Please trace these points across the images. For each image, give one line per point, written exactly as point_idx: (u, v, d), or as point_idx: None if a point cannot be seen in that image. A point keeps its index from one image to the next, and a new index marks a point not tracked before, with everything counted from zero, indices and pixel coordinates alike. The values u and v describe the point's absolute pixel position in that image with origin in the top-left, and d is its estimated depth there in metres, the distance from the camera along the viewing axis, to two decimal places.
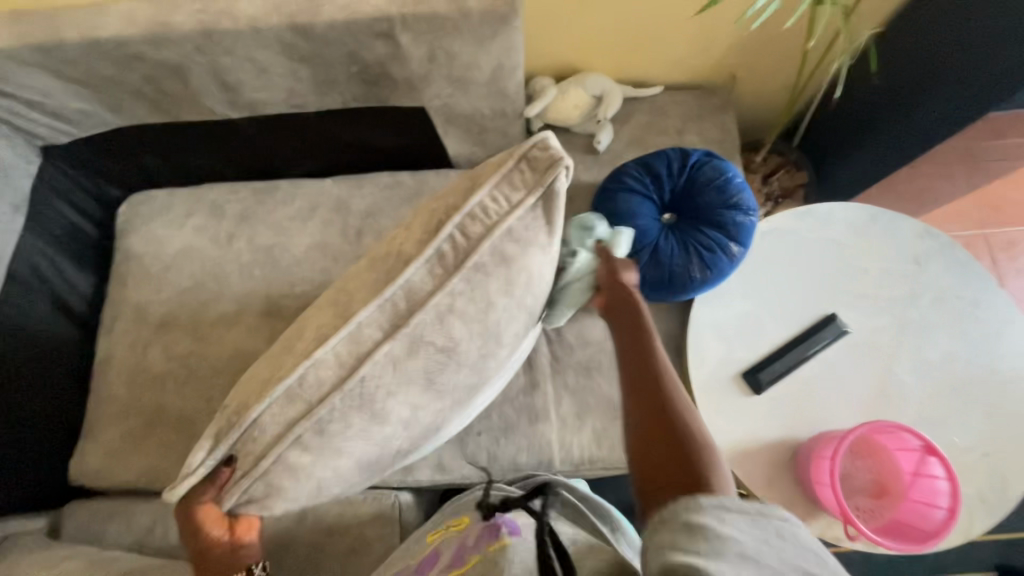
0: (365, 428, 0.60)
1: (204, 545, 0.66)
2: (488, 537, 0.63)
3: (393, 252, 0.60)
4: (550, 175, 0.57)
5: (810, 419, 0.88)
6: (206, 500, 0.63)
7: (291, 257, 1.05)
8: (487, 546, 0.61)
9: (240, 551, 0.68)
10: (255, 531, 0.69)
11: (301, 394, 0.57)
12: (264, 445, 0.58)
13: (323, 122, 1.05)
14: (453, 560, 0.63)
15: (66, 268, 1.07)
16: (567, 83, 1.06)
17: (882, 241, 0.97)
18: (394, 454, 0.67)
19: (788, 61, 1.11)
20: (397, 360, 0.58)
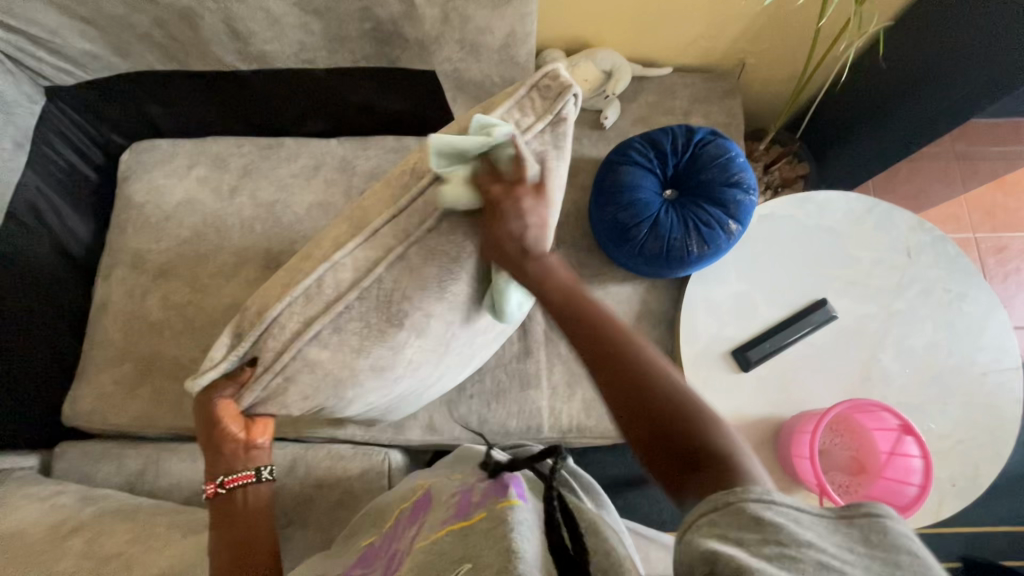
0: (383, 332, 0.66)
1: (220, 443, 0.73)
2: (491, 494, 0.56)
3: (407, 170, 0.66)
4: (561, 99, 0.64)
5: (793, 397, 0.91)
6: (225, 395, 0.69)
7: (293, 214, 1.06)
8: (492, 503, 0.54)
9: (252, 451, 0.75)
10: (268, 436, 0.77)
11: (319, 297, 0.63)
12: (283, 345, 0.64)
13: (331, 80, 1.04)
14: (454, 513, 0.56)
15: (66, 212, 1.07)
16: (578, 57, 1.06)
17: (876, 231, 0.99)
18: (409, 364, 0.71)
19: (798, 49, 1.11)
20: (415, 267, 0.64)
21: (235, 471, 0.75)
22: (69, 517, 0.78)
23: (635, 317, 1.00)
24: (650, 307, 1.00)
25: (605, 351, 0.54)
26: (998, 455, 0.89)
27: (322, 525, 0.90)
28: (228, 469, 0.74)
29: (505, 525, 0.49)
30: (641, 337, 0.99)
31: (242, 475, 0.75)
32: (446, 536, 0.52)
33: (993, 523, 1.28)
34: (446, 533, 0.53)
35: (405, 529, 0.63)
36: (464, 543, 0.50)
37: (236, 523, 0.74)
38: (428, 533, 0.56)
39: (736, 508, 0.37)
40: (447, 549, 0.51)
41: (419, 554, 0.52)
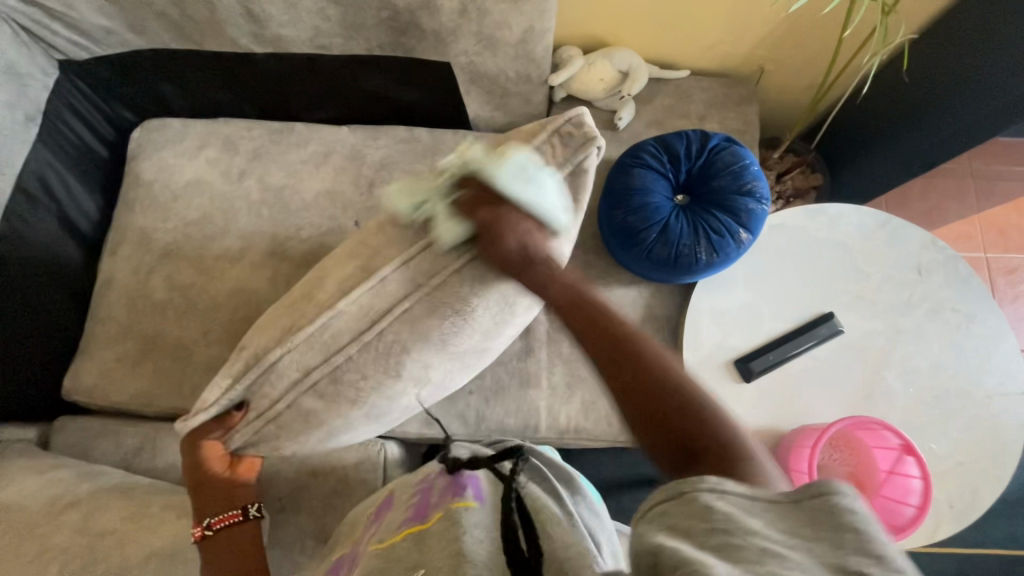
0: (381, 382, 0.65)
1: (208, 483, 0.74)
2: (447, 494, 0.59)
3: (418, 210, 0.64)
4: (582, 150, 0.63)
5: (794, 410, 0.90)
6: (214, 437, 0.72)
7: (300, 201, 1.05)
8: (446, 504, 0.56)
9: (238, 489, 0.76)
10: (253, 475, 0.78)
11: (321, 339, 0.62)
12: (286, 387, 0.64)
13: (345, 68, 1.03)
14: (412, 516, 0.58)
15: (74, 187, 1.07)
16: (595, 55, 1.05)
17: (888, 247, 0.97)
18: (403, 407, 0.73)
19: (818, 58, 1.09)
20: (416, 318, 0.61)
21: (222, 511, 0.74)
22: (66, 491, 0.79)
23: (639, 321, 0.99)
24: (654, 312, 0.99)
25: (599, 318, 0.49)
26: (999, 479, 0.88)
27: (315, 512, 0.91)
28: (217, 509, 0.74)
29: (457, 526, 0.51)
30: None
31: (229, 513, 0.74)
32: (403, 540, 0.54)
33: (987, 547, 1.27)
34: (403, 536, 0.55)
35: (369, 530, 0.64)
36: (418, 547, 0.52)
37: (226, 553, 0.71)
38: (385, 534, 0.57)
39: (690, 497, 0.35)
40: (404, 552, 0.53)
41: (376, 560, 0.53)
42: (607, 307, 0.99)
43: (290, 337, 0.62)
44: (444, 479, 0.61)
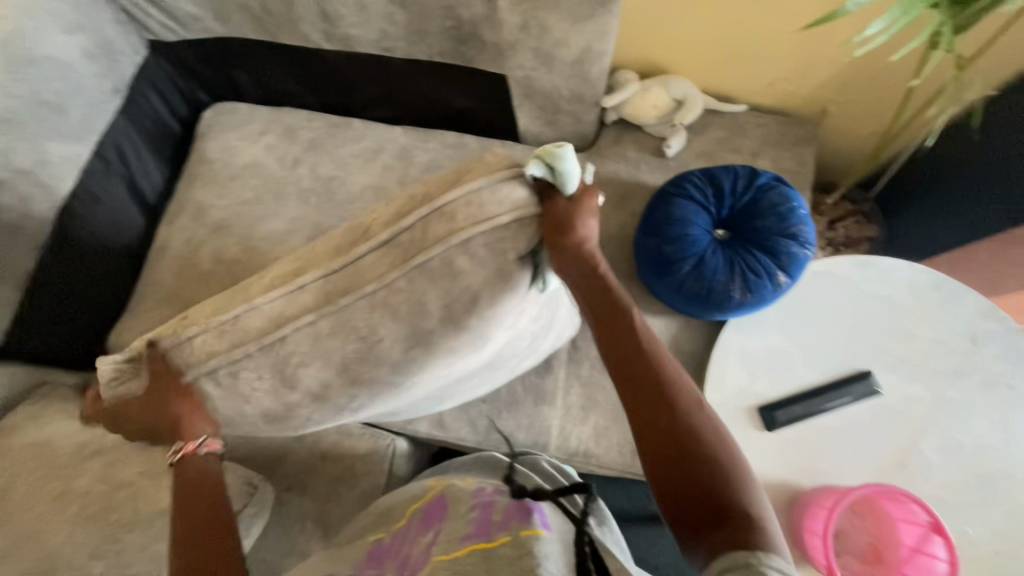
0: (277, 388, 0.67)
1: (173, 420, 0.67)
2: (516, 519, 0.54)
3: (365, 225, 0.63)
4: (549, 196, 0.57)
5: (817, 468, 0.85)
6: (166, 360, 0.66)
7: (347, 193, 1.09)
8: (516, 530, 0.51)
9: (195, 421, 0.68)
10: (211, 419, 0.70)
11: (231, 328, 0.64)
12: (192, 364, 0.65)
13: (405, 71, 1.07)
14: (473, 531, 0.54)
15: (146, 158, 1.14)
16: (651, 81, 1.05)
17: (940, 311, 0.92)
18: (316, 420, 0.75)
19: (885, 105, 1.05)
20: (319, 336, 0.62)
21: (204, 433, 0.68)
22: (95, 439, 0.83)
23: None
24: (681, 345, 0.97)
25: (650, 370, 0.55)
26: None
27: (319, 495, 0.93)
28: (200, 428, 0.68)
29: (533, 554, 0.47)
30: None
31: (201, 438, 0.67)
32: (469, 554, 0.49)
33: None
34: (469, 551, 0.50)
35: (417, 534, 0.61)
36: (489, 566, 0.47)
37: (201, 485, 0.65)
38: (449, 546, 0.53)
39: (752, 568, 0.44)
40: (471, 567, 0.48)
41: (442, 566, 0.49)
42: None
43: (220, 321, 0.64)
44: (516, 506, 0.57)
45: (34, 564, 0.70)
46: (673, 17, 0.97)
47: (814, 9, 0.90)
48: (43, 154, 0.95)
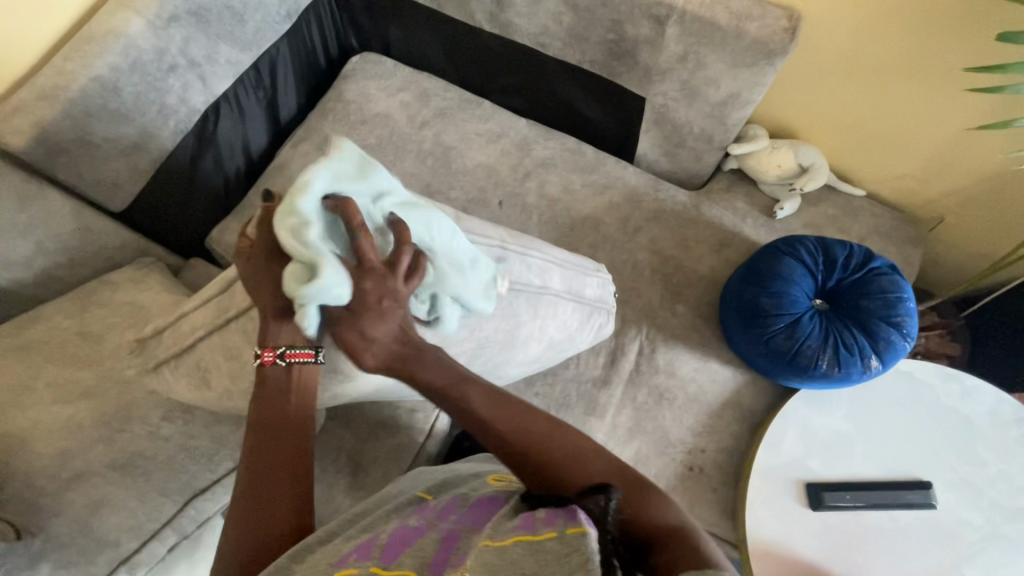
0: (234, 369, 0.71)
1: (278, 307, 0.60)
2: (560, 518, 0.50)
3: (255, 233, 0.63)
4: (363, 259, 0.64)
5: (852, 560, 0.83)
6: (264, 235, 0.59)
7: (461, 164, 1.15)
8: (562, 526, 0.48)
9: (272, 319, 0.61)
10: (288, 316, 0.60)
11: (203, 310, 0.70)
12: (184, 315, 0.71)
13: (551, 69, 1.11)
14: (519, 525, 0.51)
15: (290, 83, 1.21)
16: (782, 142, 1.06)
17: (1015, 445, 0.90)
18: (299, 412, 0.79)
19: (1017, 227, 1.03)
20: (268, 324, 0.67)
21: (298, 344, 0.62)
22: None
23: (722, 401, 0.97)
24: (741, 400, 0.97)
25: (525, 440, 0.62)
26: None
27: (360, 433, 0.96)
28: (290, 340, 0.62)
29: (583, 554, 0.44)
30: (719, 423, 0.96)
31: (301, 351, 0.62)
32: (515, 545, 0.48)
33: None
34: (516, 542, 0.48)
35: (464, 521, 0.59)
36: (534, 558, 0.46)
37: (271, 398, 0.64)
38: (494, 535, 0.51)
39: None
40: (517, 557, 0.46)
41: (488, 555, 0.47)
42: (697, 374, 0.98)
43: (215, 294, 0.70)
44: (550, 506, 0.54)
45: (113, 409, 0.73)
46: (827, 87, 0.99)
47: (985, 112, 0.90)
48: (213, 54, 1.01)
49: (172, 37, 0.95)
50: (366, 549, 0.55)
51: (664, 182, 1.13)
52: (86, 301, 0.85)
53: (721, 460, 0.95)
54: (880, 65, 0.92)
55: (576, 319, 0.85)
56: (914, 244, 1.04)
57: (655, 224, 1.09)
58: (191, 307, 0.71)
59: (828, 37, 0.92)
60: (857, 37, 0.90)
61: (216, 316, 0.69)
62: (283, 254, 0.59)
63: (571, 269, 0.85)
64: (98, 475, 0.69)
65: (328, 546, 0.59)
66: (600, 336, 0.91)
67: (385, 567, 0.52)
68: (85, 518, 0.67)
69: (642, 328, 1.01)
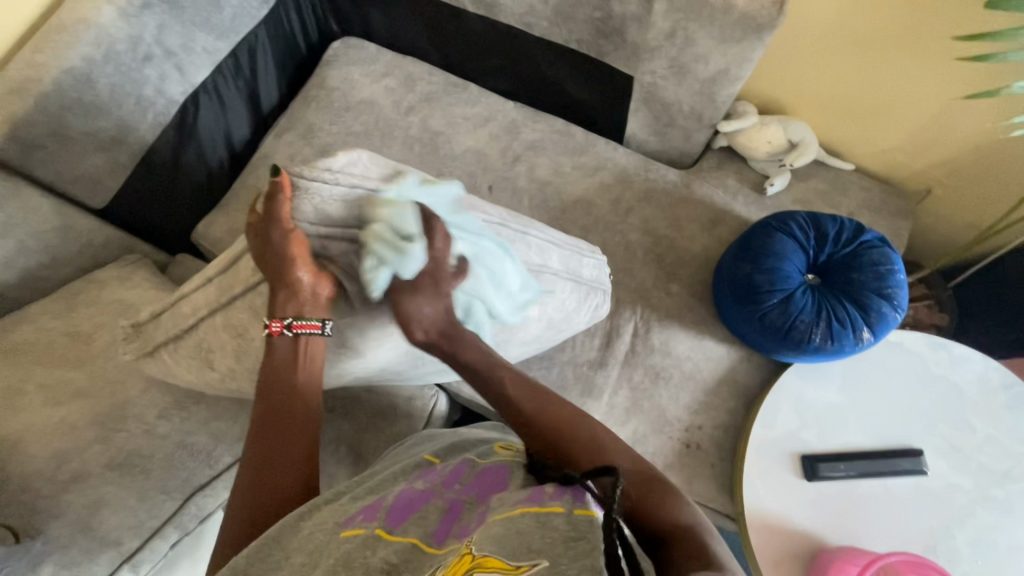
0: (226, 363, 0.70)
1: (282, 278, 0.60)
2: (569, 497, 0.49)
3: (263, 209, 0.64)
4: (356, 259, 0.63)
5: (848, 529, 0.85)
6: (268, 209, 0.59)
7: (450, 150, 1.13)
8: (571, 505, 0.47)
9: (279, 291, 0.60)
10: (298, 288, 0.60)
11: (188, 304, 0.69)
12: (173, 311, 0.70)
13: (537, 50, 1.10)
14: (526, 498, 0.51)
15: (271, 71, 1.18)
16: (771, 118, 1.06)
17: (1003, 410, 0.92)
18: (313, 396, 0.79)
19: (1004, 195, 1.04)
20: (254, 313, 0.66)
21: (304, 315, 0.62)
22: None
23: (718, 378, 0.98)
24: (736, 376, 0.98)
25: (556, 419, 0.63)
26: None
27: (358, 423, 0.95)
28: (297, 312, 0.61)
29: (590, 538, 0.42)
30: (715, 400, 0.97)
31: (308, 322, 0.62)
32: (523, 516, 0.47)
33: None
34: (524, 513, 0.47)
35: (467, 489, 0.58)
36: (542, 533, 0.44)
37: (280, 370, 0.64)
38: (501, 508, 0.50)
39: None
40: (525, 531, 0.45)
41: (496, 528, 0.47)
42: (691, 353, 0.99)
43: (200, 288, 0.69)
44: (564, 480, 0.52)
45: (108, 409, 0.72)
46: (816, 62, 0.99)
47: (971, 83, 0.90)
48: (189, 42, 0.98)
49: (146, 25, 0.92)
50: (372, 511, 0.57)
51: (654, 162, 1.13)
52: (72, 301, 0.83)
53: (717, 436, 0.96)
54: (868, 38, 0.92)
55: (574, 299, 0.85)
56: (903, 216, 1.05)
57: (647, 204, 1.08)
58: (190, 290, 0.69)
59: (816, 10, 0.92)
60: (846, 11, 0.90)
61: (219, 295, 0.66)
62: (283, 226, 0.59)
63: (567, 248, 0.84)
64: (95, 476, 0.68)
65: (331, 506, 0.59)
66: (597, 317, 0.92)
67: (391, 530, 0.53)
68: (84, 520, 0.66)
69: (636, 308, 1.01)
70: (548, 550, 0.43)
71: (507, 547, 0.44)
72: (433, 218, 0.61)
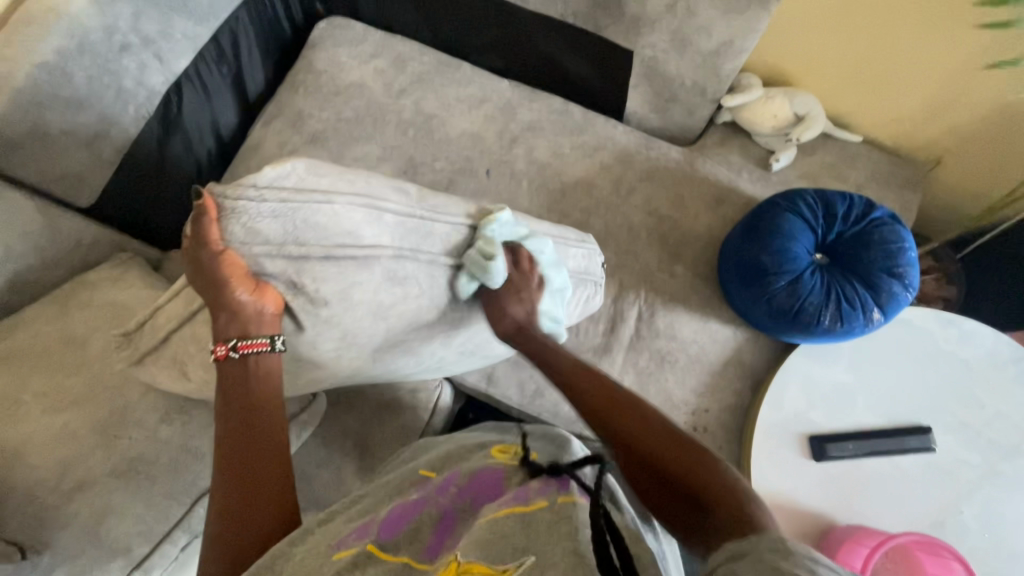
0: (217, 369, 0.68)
1: (223, 302, 0.56)
2: (549, 488, 0.52)
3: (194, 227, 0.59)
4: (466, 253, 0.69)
5: (856, 508, 0.85)
6: (192, 232, 0.54)
7: (445, 133, 1.09)
8: (554, 497, 0.51)
9: (220, 316, 0.58)
10: (236, 313, 0.57)
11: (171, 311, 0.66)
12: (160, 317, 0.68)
13: (532, 25, 1.05)
14: (509, 497, 0.52)
15: (255, 55, 1.13)
16: (776, 91, 1.02)
17: (1012, 384, 0.91)
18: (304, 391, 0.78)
19: (1017, 163, 1.01)
20: None
21: (249, 336, 0.59)
22: None
23: (724, 360, 0.97)
24: (742, 358, 0.97)
25: (606, 392, 0.64)
26: None
27: (363, 417, 0.95)
28: (241, 333, 0.58)
29: (572, 521, 0.46)
30: (722, 382, 0.96)
31: (256, 341, 0.59)
32: (508, 518, 0.48)
33: None
34: (509, 514, 0.49)
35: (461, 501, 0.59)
36: (526, 531, 0.46)
37: (236, 389, 0.61)
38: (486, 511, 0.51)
39: (757, 558, 0.36)
40: (510, 532, 0.46)
41: (482, 532, 0.48)
42: (697, 336, 0.97)
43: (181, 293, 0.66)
44: (543, 477, 0.55)
45: (108, 415, 0.71)
46: (822, 30, 0.95)
47: (985, 49, 0.87)
48: (168, 29, 0.94)
49: (121, 13, 0.89)
50: (366, 528, 0.55)
51: (656, 140, 1.09)
52: (65, 305, 0.81)
53: (724, 418, 0.96)
54: (878, 4, 0.88)
55: None
56: (912, 188, 1.02)
57: (649, 183, 1.05)
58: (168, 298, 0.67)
59: None
60: None
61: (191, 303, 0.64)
62: (213, 248, 0.54)
63: (553, 238, 0.80)
64: (99, 484, 0.68)
65: (327, 528, 0.57)
66: (589, 309, 0.90)
67: (383, 547, 0.52)
68: (92, 527, 0.66)
69: (641, 292, 0.99)
70: (534, 545, 0.44)
71: (491, 550, 0.45)
72: (518, 245, 0.72)
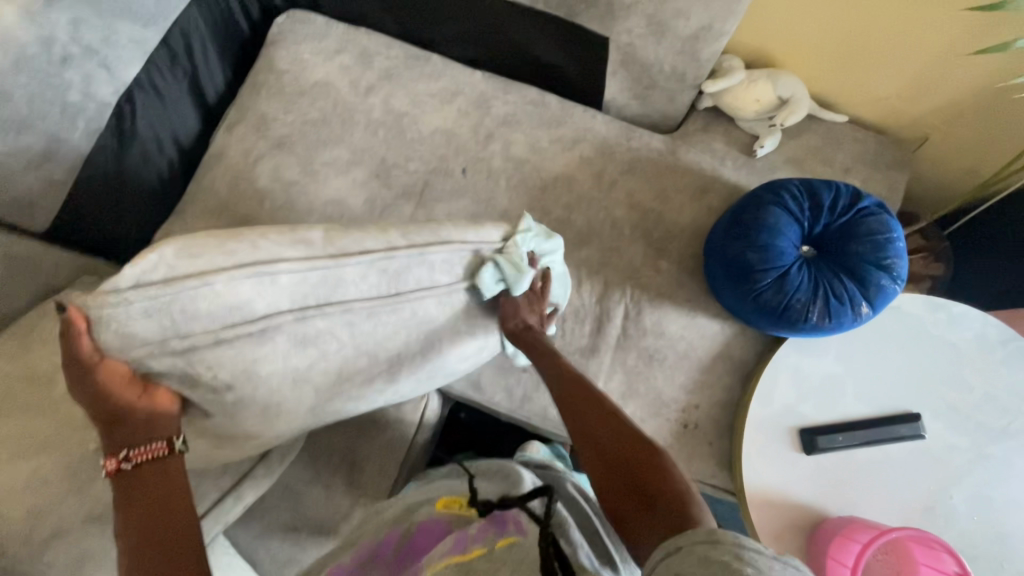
0: None
1: (111, 412, 0.54)
2: (489, 530, 0.54)
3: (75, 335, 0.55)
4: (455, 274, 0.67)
5: (847, 498, 0.86)
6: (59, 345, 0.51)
7: (417, 132, 1.05)
8: (491, 541, 0.52)
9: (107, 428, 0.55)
10: (128, 416, 0.54)
11: None
12: None
13: (502, 13, 1.00)
14: (449, 547, 0.52)
15: (211, 57, 1.07)
16: (760, 73, 0.98)
17: (1000, 366, 0.90)
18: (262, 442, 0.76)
19: (1007, 137, 0.98)
20: None
21: (140, 444, 0.55)
22: None
23: (712, 355, 0.96)
24: (731, 352, 0.96)
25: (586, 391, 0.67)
26: None
27: (348, 433, 0.93)
28: (131, 441, 0.55)
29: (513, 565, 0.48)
30: (711, 377, 0.95)
31: (149, 446, 0.55)
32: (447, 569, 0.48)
33: None
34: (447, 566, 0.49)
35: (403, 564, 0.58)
36: None
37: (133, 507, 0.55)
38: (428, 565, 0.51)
39: (691, 550, 0.42)
40: None
41: None
42: (685, 332, 0.96)
43: None
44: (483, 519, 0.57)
45: (78, 457, 0.69)
46: (805, 7, 0.90)
47: (973, 22, 0.83)
48: (113, 34, 0.88)
49: (57, 23, 0.82)
50: None
51: (636, 129, 1.05)
52: (27, 339, 0.77)
53: (714, 414, 0.95)
54: None
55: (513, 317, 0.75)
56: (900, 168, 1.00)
57: (631, 175, 1.02)
58: None
59: None
60: None
61: None
62: (87, 359, 0.50)
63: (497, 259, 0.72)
64: (75, 531, 0.66)
65: None
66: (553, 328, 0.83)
67: None
68: None
69: (626, 290, 0.97)
70: None
71: None
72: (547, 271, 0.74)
